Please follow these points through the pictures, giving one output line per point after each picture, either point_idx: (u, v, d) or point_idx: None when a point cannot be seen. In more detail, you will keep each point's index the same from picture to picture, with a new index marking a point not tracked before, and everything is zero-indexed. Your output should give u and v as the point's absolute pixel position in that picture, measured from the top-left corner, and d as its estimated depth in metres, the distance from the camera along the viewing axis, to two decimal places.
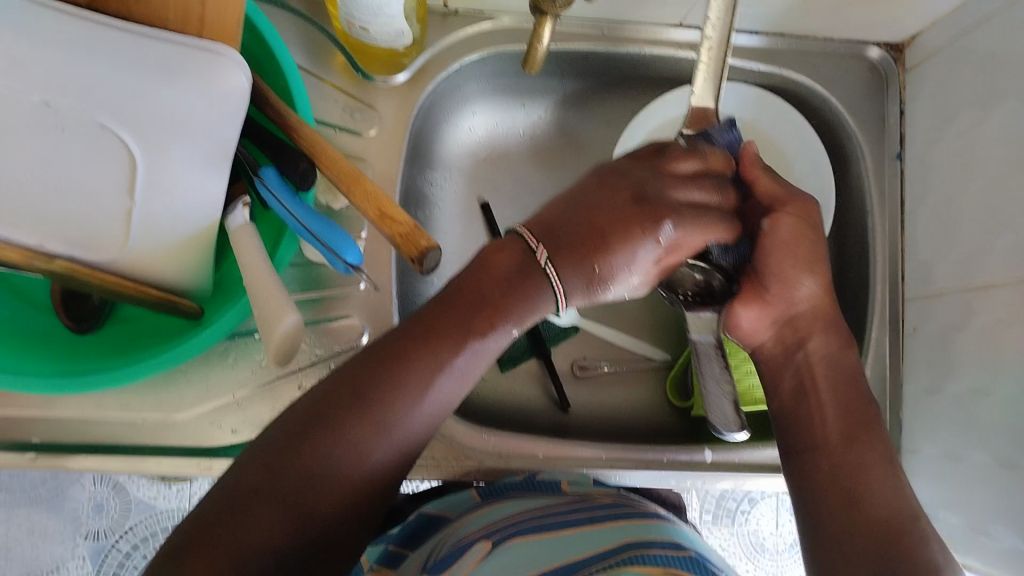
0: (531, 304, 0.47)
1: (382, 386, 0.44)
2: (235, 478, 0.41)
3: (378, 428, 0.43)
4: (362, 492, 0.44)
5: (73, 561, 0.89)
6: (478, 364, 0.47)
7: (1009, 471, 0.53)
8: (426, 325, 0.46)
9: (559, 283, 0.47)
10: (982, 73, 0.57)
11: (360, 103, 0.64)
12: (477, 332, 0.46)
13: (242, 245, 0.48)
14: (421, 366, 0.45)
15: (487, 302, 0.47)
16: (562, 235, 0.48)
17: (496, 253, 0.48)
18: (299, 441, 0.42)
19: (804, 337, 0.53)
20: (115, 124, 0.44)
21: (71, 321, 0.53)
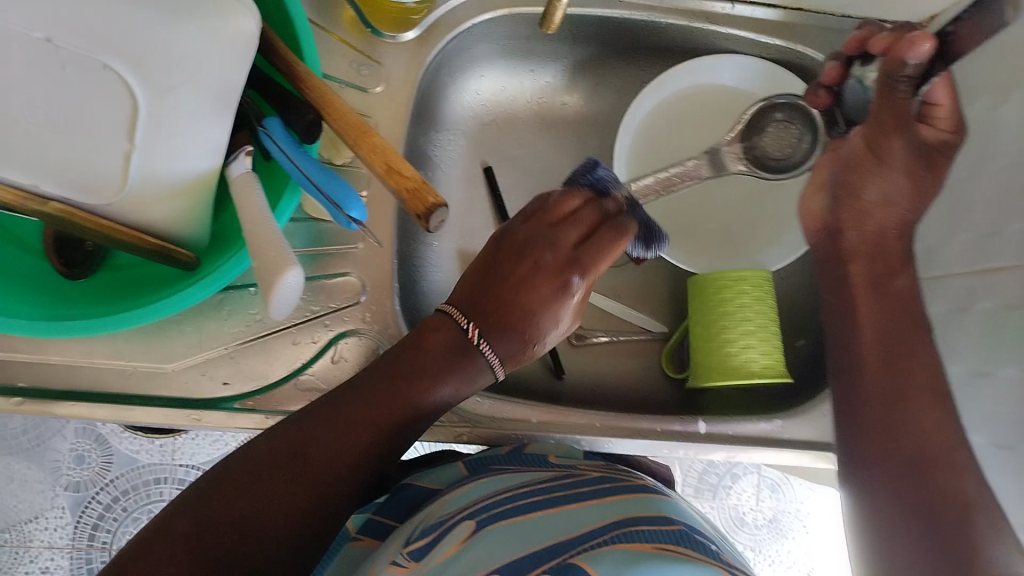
0: (467, 375, 0.53)
1: (312, 448, 0.47)
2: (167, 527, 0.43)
3: (302, 480, 0.46)
4: (295, 536, 0.45)
5: (52, 511, 0.89)
6: (410, 423, 0.51)
7: (1005, 452, 0.53)
8: (363, 388, 0.50)
9: (490, 354, 0.53)
10: (1000, 57, 0.57)
11: (367, 58, 0.63)
12: (417, 399, 0.51)
13: (242, 194, 0.47)
14: (342, 428, 0.48)
15: (415, 372, 0.51)
16: (482, 306, 0.54)
17: (432, 330, 0.53)
18: (225, 492, 0.45)
19: (850, 257, 0.55)
20: (118, 64, 0.43)
21: (63, 266, 0.52)
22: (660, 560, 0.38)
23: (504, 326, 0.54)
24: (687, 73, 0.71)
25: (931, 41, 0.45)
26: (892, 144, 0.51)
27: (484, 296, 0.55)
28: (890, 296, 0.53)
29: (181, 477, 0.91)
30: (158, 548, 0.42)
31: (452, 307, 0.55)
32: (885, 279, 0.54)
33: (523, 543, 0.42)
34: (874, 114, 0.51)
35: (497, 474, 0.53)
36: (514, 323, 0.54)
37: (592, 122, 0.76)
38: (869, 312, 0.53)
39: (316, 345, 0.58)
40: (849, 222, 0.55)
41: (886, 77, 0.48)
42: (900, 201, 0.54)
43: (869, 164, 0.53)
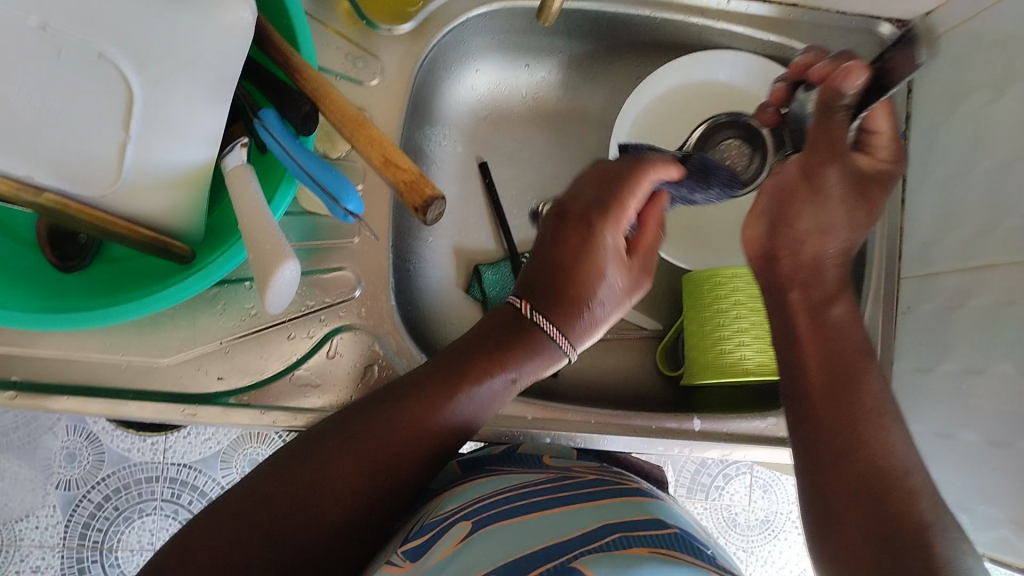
0: (531, 351, 0.54)
1: (381, 422, 0.49)
2: (234, 498, 0.45)
3: (366, 461, 0.47)
4: (361, 506, 0.47)
5: (43, 510, 0.89)
6: (483, 400, 0.53)
7: (997, 448, 0.53)
8: (441, 366, 0.52)
9: (549, 325, 0.54)
10: (993, 55, 0.57)
11: (362, 51, 0.62)
12: (475, 387, 0.52)
13: (237, 186, 0.47)
14: (428, 399, 0.50)
15: (489, 354, 0.53)
16: (542, 287, 0.55)
17: (488, 319, 0.56)
18: (301, 464, 0.46)
19: (787, 285, 0.54)
20: (114, 53, 0.43)
21: (56, 258, 0.52)
22: (655, 563, 0.37)
23: (567, 309, 0.55)
24: (683, 69, 0.71)
25: (864, 72, 0.48)
26: (827, 173, 0.52)
27: (537, 276, 0.56)
28: (828, 326, 0.52)
29: (172, 476, 0.90)
30: (221, 537, 0.42)
31: (516, 295, 0.56)
32: (822, 306, 0.53)
33: (515, 548, 0.41)
34: (820, 139, 0.51)
35: (490, 475, 0.53)
36: (559, 293, 0.55)
37: (587, 118, 0.76)
38: (809, 333, 0.52)
39: (311, 341, 0.58)
40: (783, 248, 0.54)
41: (825, 107, 0.50)
42: (811, 237, 0.54)
43: (803, 193, 0.53)
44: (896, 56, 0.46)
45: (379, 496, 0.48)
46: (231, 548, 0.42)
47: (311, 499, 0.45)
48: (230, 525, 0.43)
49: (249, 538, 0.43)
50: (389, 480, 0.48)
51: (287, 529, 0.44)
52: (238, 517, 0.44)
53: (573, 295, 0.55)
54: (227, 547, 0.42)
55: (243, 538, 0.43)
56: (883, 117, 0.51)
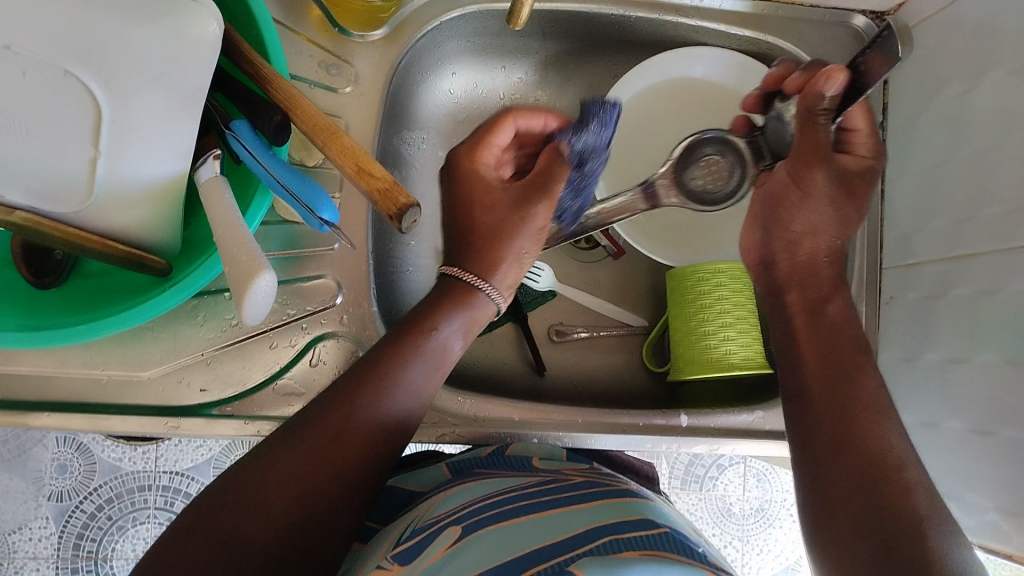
0: (463, 303, 0.52)
1: (324, 414, 0.47)
2: (184, 519, 0.43)
3: (313, 453, 0.45)
4: (301, 490, 0.44)
5: (36, 522, 0.88)
6: (426, 374, 0.50)
7: (983, 437, 0.54)
8: (366, 359, 0.49)
9: (489, 289, 0.52)
10: (968, 44, 0.57)
11: (336, 58, 0.62)
12: (411, 360, 0.50)
13: (212, 197, 0.47)
14: (362, 389, 0.48)
15: (413, 334, 0.50)
16: (473, 251, 0.52)
17: (433, 293, 0.53)
18: (251, 469, 0.44)
19: (788, 287, 0.57)
20: (81, 71, 0.43)
21: (32, 275, 0.51)
22: (650, 563, 0.37)
23: (495, 250, 0.52)
24: (662, 66, 0.71)
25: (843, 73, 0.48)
26: (815, 177, 0.54)
27: (471, 239, 0.53)
28: (826, 321, 0.54)
29: (165, 484, 0.90)
30: (163, 560, 0.41)
31: (449, 265, 0.54)
32: (819, 305, 0.55)
33: (506, 552, 0.41)
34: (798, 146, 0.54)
35: (479, 479, 0.53)
36: (486, 249, 0.52)
37: (566, 117, 0.76)
38: (806, 335, 0.54)
39: (294, 349, 0.58)
40: (781, 252, 0.58)
41: (806, 112, 0.52)
42: (808, 236, 0.57)
43: (790, 194, 0.56)
44: (869, 59, 0.47)
45: (323, 485, 0.45)
46: (173, 566, 0.40)
47: (260, 495, 0.43)
48: (170, 549, 0.41)
49: (194, 553, 0.41)
50: (326, 472, 0.45)
51: (231, 532, 0.42)
52: (179, 540, 0.42)
53: (505, 256, 0.52)
54: (171, 566, 0.40)
55: (186, 554, 0.41)
56: (859, 117, 0.54)
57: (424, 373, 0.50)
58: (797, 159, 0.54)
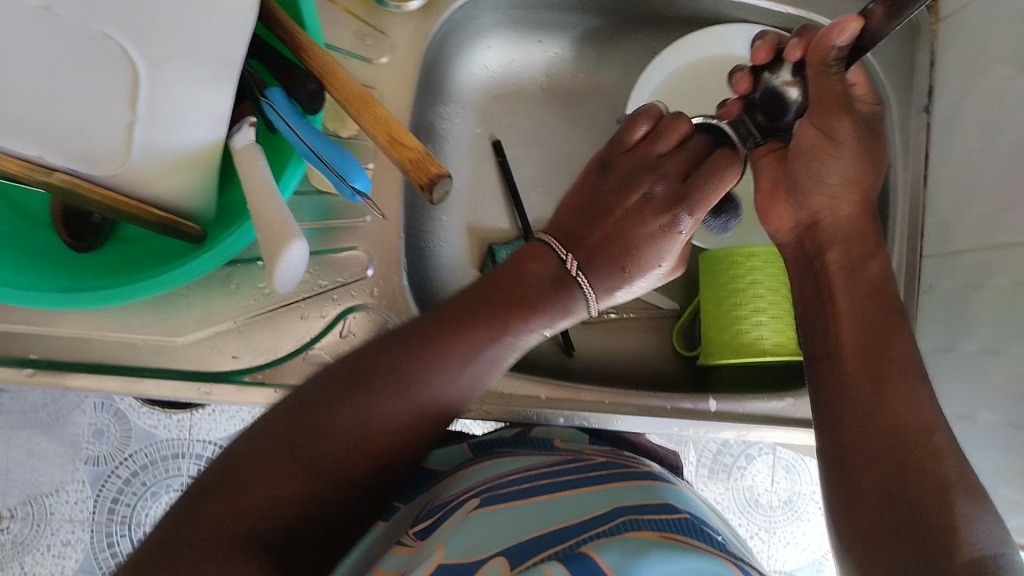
0: (567, 306, 0.53)
1: (417, 363, 0.48)
2: (268, 431, 0.44)
3: (406, 405, 0.47)
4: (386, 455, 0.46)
5: (72, 485, 0.90)
6: (512, 352, 0.51)
7: (1020, 431, 0.53)
8: (465, 312, 0.50)
9: (589, 288, 0.54)
10: (1019, 26, 0.55)
11: (372, 29, 0.62)
12: (512, 328, 0.51)
13: (247, 165, 0.47)
14: (462, 347, 0.49)
15: (521, 298, 0.51)
16: (598, 260, 0.54)
17: (531, 259, 0.54)
18: (341, 401, 0.45)
19: (825, 247, 0.53)
20: (118, 35, 0.41)
21: (69, 237, 0.52)
22: (667, 549, 0.37)
23: (607, 265, 0.55)
24: (699, 44, 0.70)
25: (855, 23, 0.45)
26: (841, 125, 0.49)
27: (592, 220, 0.55)
28: (865, 281, 0.51)
29: (198, 453, 0.91)
30: (245, 481, 0.42)
31: (547, 235, 0.55)
32: (861, 264, 0.52)
33: (522, 531, 0.41)
34: (816, 100, 0.49)
35: (502, 457, 0.53)
36: (604, 258, 0.55)
37: (603, 96, 0.75)
38: (846, 296, 0.51)
39: (325, 319, 0.58)
40: (822, 210, 0.53)
41: (818, 65, 0.48)
42: (843, 192, 0.52)
43: (823, 147, 0.50)
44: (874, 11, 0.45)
45: (404, 435, 0.47)
46: (258, 491, 0.42)
47: (352, 437, 0.45)
48: (250, 466, 0.43)
49: (281, 481, 0.43)
50: (414, 423, 0.47)
51: (323, 466, 0.44)
52: (261, 452, 0.43)
53: (626, 260, 0.55)
54: (255, 490, 0.42)
55: (268, 481, 0.42)
56: (857, 74, 0.51)
57: (510, 352, 0.51)
58: (815, 111, 0.49)
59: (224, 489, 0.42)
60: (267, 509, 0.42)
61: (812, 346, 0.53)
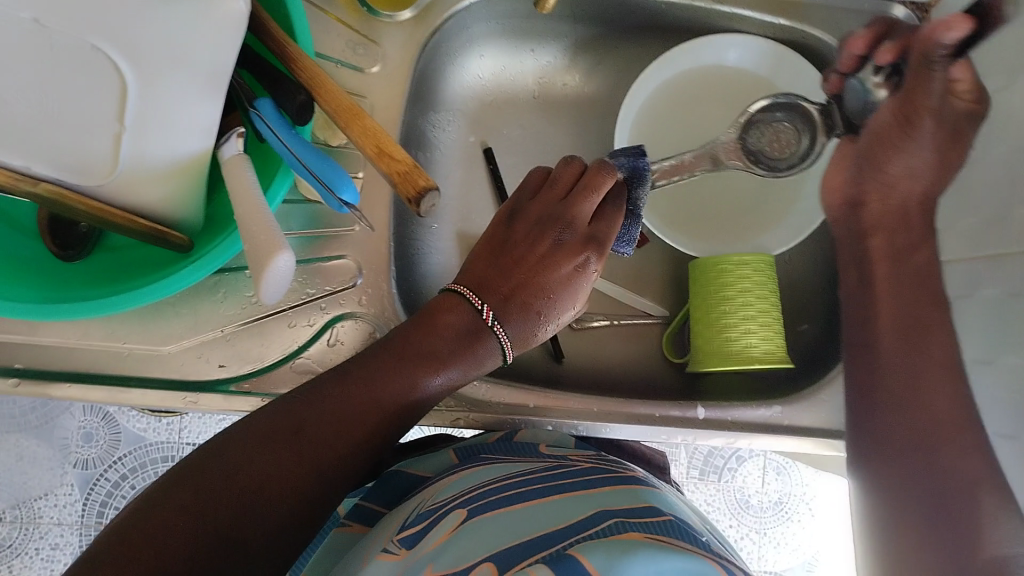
0: (487, 354, 0.54)
1: (332, 415, 0.47)
2: (166, 499, 0.42)
3: (313, 461, 0.46)
4: (291, 512, 0.44)
5: (61, 488, 0.89)
6: (433, 395, 0.52)
7: (1007, 440, 0.53)
8: (372, 364, 0.50)
9: (505, 337, 0.54)
10: (1010, 38, 0.55)
11: (363, 38, 0.62)
12: (422, 383, 0.51)
13: (234, 175, 0.47)
14: (398, 379, 0.50)
15: (432, 354, 0.52)
16: (507, 302, 0.55)
17: (446, 311, 0.54)
18: (248, 458, 0.44)
19: (872, 232, 0.56)
20: (108, 48, 0.41)
21: (57, 247, 0.52)
22: (652, 548, 0.36)
23: (523, 305, 0.55)
24: (693, 53, 0.70)
25: (965, 23, 0.47)
26: (923, 117, 0.51)
27: (496, 271, 0.56)
28: (907, 270, 0.54)
29: (188, 456, 0.91)
30: (146, 533, 0.40)
31: (462, 286, 0.55)
32: (909, 252, 0.55)
33: (509, 536, 0.41)
34: (907, 90, 0.51)
35: (488, 462, 0.53)
36: (519, 304, 0.55)
37: (594, 104, 0.75)
38: (884, 276, 0.54)
39: (312, 328, 0.58)
40: (875, 192, 0.56)
41: (921, 58, 0.50)
42: (923, 173, 0.55)
43: (896, 132, 0.52)
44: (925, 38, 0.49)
45: (311, 492, 0.45)
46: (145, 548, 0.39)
47: (254, 495, 0.43)
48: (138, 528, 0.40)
49: (176, 535, 0.40)
50: (323, 479, 0.46)
51: (223, 523, 0.42)
52: (161, 513, 0.41)
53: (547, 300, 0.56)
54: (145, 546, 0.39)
55: (163, 538, 0.40)
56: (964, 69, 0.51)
57: (425, 399, 0.51)
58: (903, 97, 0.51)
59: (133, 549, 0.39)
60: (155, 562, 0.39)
61: (854, 333, 0.55)
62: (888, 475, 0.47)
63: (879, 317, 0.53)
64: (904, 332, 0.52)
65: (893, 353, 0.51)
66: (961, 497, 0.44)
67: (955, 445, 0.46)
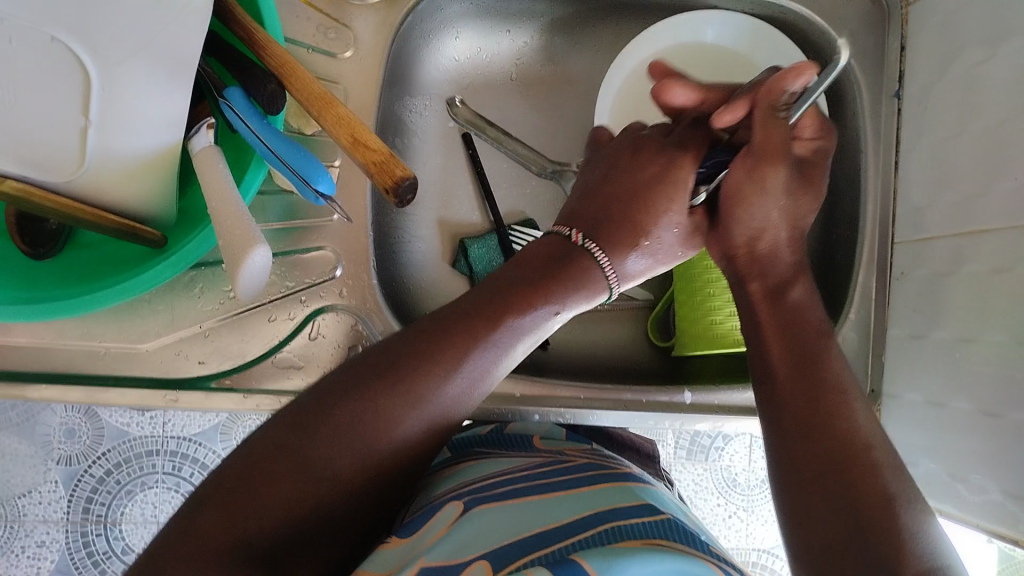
0: (579, 284, 0.50)
1: (419, 358, 0.45)
2: (268, 436, 0.42)
3: (413, 409, 0.44)
4: (382, 468, 0.44)
5: (46, 485, 0.88)
6: (520, 342, 0.48)
7: (991, 418, 0.53)
8: (470, 309, 0.47)
9: (608, 265, 0.51)
10: (989, 10, 0.55)
11: (334, 22, 0.60)
12: (521, 315, 0.48)
13: (206, 168, 0.45)
14: (463, 342, 0.46)
15: (532, 285, 0.49)
16: (602, 225, 0.52)
17: (541, 246, 0.51)
18: (342, 403, 0.43)
19: (746, 277, 0.54)
20: (68, 38, 0.41)
21: (26, 246, 0.50)
22: (648, 553, 0.35)
23: (622, 242, 0.52)
24: (671, 31, 0.69)
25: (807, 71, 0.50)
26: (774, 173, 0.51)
27: (599, 203, 0.53)
28: (790, 305, 0.53)
29: (173, 449, 0.88)
30: (235, 485, 0.40)
31: (561, 225, 0.53)
32: (781, 291, 0.53)
33: (505, 536, 0.40)
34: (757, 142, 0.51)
35: (480, 458, 0.53)
36: (616, 230, 0.52)
37: (573, 84, 0.74)
38: (770, 311, 0.53)
39: (293, 321, 0.57)
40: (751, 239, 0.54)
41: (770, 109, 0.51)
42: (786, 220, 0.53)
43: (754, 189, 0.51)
44: None
45: (410, 447, 0.45)
46: (256, 498, 0.40)
47: (345, 445, 0.42)
48: (245, 469, 0.41)
49: (270, 482, 0.41)
50: (420, 438, 0.45)
51: (319, 468, 0.41)
52: (251, 465, 0.41)
53: (632, 225, 0.52)
54: (259, 488, 0.40)
55: (256, 491, 0.40)
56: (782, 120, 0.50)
57: (523, 340, 0.48)
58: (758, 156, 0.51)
59: (219, 498, 0.40)
60: (269, 515, 0.40)
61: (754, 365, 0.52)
62: (805, 505, 0.45)
63: (768, 348, 0.51)
64: (808, 354, 0.50)
65: (814, 383, 0.49)
66: (884, 509, 0.43)
67: (866, 463, 0.45)
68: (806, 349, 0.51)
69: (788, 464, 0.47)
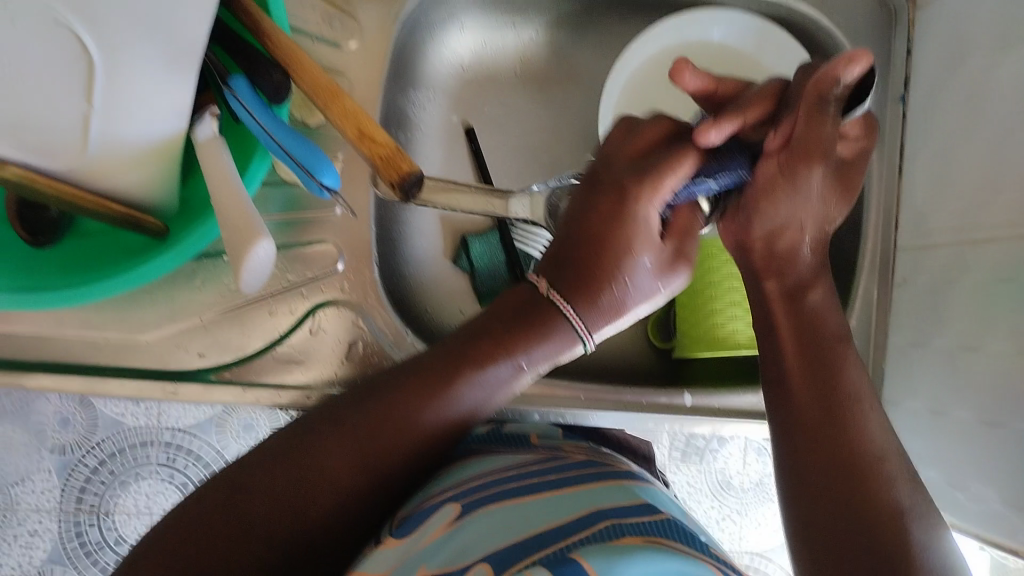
0: (541, 336, 0.50)
1: (366, 412, 0.47)
2: (213, 487, 0.44)
3: (357, 454, 0.46)
4: (330, 509, 0.45)
5: (38, 474, 0.86)
6: (481, 392, 0.49)
7: (993, 427, 0.52)
8: (423, 364, 0.49)
9: (572, 312, 0.51)
10: (998, 15, 0.54)
11: (339, 11, 0.60)
12: (477, 366, 0.49)
13: (207, 158, 0.45)
14: (416, 395, 0.48)
15: (488, 339, 0.50)
16: (569, 270, 0.51)
17: (508, 298, 0.52)
18: (287, 453, 0.45)
19: (762, 275, 0.53)
20: (73, 21, 0.39)
21: (26, 234, 0.49)
22: (649, 554, 0.35)
23: (591, 287, 0.51)
24: (677, 29, 0.68)
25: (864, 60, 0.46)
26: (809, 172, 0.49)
27: (576, 246, 0.51)
28: (804, 311, 0.52)
29: (168, 441, 0.87)
30: (182, 532, 0.42)
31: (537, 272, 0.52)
32: (800, 293, 0.52)
33: (500, 538, 0.40)
34: (800, 139, 0.49)
35: (478, 456, 0.53)
36: (584, 278, 0.51)
37: (578, 79, 0.73)
38: (782, 315, 0.52)
39: (293, 316, 0.57)
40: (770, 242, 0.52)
41: (817, 97, 0.48)
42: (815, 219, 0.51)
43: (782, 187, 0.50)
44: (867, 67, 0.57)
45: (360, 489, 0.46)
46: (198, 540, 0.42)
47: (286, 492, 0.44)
48: (191, 521, 0.43)
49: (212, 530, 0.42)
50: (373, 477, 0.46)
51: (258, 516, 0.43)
52: (199, 514, 0.43)
53: (604, 270, 0.51)
54: (200, 532, 0.42)
55: (199, 536, 0.42)
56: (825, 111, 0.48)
57: (484, 390, 0.49)
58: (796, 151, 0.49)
59: (166, 547, 0.42)
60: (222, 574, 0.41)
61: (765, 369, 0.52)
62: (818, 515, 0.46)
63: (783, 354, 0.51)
64: (825, 360, 0.50)
65: (822, 391, 0.49)
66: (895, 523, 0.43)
67: (868, 477, 0.45)
68: (822, 358, 0.50)
69: (802, 474, 0.48)
